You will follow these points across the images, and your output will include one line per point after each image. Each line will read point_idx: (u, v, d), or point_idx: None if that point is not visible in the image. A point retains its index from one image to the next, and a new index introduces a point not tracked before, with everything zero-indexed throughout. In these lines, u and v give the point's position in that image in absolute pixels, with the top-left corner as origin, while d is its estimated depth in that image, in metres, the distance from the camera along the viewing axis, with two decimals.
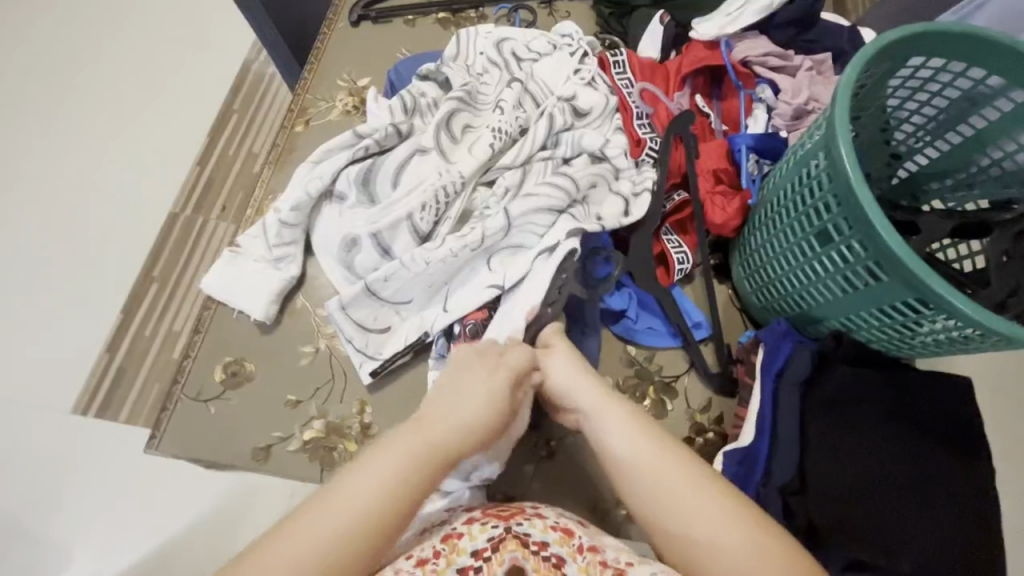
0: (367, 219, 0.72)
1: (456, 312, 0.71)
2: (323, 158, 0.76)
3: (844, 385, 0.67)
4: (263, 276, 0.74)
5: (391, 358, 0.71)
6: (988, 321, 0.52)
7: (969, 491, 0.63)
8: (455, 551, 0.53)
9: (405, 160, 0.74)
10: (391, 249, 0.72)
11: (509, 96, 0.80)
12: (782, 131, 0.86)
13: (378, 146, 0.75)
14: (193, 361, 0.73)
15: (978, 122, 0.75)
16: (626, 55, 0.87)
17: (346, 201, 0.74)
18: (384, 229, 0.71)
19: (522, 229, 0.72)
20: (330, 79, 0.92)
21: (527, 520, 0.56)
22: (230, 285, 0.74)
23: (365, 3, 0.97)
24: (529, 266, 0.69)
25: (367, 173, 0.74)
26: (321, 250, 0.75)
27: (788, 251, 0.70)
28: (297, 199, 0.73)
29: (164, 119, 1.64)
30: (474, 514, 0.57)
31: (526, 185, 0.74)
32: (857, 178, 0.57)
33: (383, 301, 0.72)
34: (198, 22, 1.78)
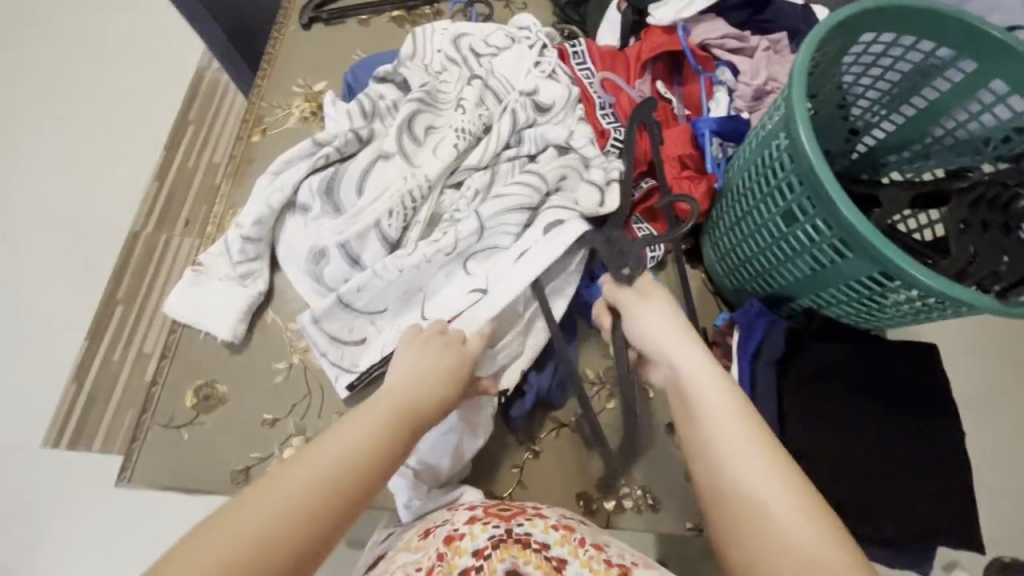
0: (334, 229, 0.70)
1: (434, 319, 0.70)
2: (284, 168, 0.74)
3: (818, 361, 0.68)
4: (229, 293, 0.72)
5: (368, 370, 0.70)
6: (950, 292, 0.53)
7: (944, 452, 0.65)
8: (458, 553, 0.53)
9: (369, 166, 0.72)
10: (361, 258, 0.70)
11: (470, 94, 0.78)
12: (744, 112, 0.87)
13: (339, 153, 0.73)
14: (162, 387, 0.70)
15: (930, 93, 0.77)
16: (585, 45, 0.87)
17: (310, 212, 0.72)
18: (352, 239, 0.69)
19: (495, 230, 0.71)
20: (285, 85, 0.89)
21: (528, 520, 0.56)
22: (195, 306, 0.72)
23: (315, 4, 0.94)
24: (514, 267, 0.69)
25: (330, 183, 0.72)
26: (286, 261, 0.73)
27: (756, 233, 0.71)
28: (259, 213, 0.71)
29: (114, 133, 1.57)
30: (475, 513, 0.57)
31: (495, 186, 0.74)
32: (816, 158, 0.57)
33: (357, 311, 0.70)
34: (140, 29, 1.70)
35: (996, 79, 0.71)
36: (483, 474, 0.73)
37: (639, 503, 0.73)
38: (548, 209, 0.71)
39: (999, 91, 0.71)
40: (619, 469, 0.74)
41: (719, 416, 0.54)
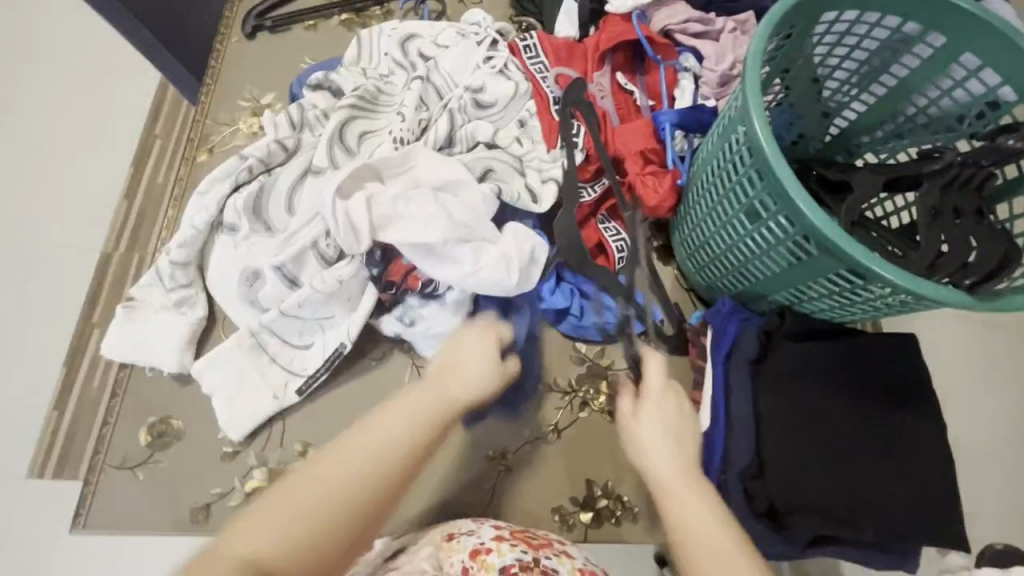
0: (269, 250, 0.70)
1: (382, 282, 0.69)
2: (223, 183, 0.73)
3: (790, 362, 0.66)
4: (167, 328, 0.70)
5: (313, 376, 0.69)
6: (917, 287, 0.52)
7: (928, 448, 0.63)
8: (482, 564, 0.51)
9: (297, 181, 0.70)
10: (298, 278, 0.69)
11: (410, 97, 0.76)
12: (710, 99, 0.84)
13: (262, 164, 0.72)
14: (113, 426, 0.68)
15: (899, 70, 0.73)
16: (536, 38, 0.82)
17: (238, 232, 0.71)
18: (287, 262, 0.68)
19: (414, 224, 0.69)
20: (231, 101, 0.86)
21: (555, 555, 0.53)
22: (136, 343, 0.69)
23: (258, 12, 0.90)
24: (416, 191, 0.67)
25: (256, 199, 0.70)
26: (219, 288, 0.71)
27: (722, 229, 0.68)
28: (185, 236, 0.70)
29: (32, 132, 1.34)
30: (502, 532, 0.55)
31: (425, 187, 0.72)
32: (775, 154, 0.55)
33: (304, 318, 0.69)
34: (53, 10, 1.45)
35: (968, 52, 0.67)
36: (454, 496, 0.71)
37: (618, 514, 0.71)
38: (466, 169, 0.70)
39: (970, 64, 0.68)
40: (595, 479, 0.72)
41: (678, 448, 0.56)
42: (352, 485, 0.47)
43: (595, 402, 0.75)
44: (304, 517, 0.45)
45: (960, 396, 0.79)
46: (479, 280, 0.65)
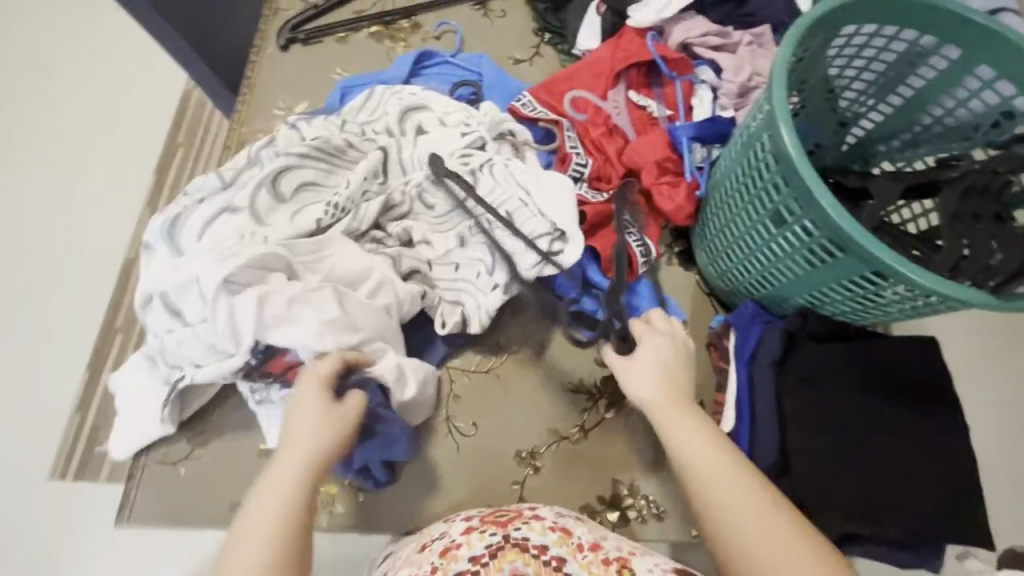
0: (166, 272, 0.63)
1: (241, 325, 0.59)
2: (152, 247, 0.67)
3: (813, 362, 0.68)
4: (158, 396, 0.66)
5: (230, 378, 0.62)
6: (940, 287, 0.54)
7: (950, 448, 0.64)
8: (452, 560, 0.51)
9: (213, 216, 0.67)
10: (180, 311, 0.62)
11: (366, 165, 0.72)
12: (728, 109, 0.86)
13: (196, 199, 0.69)
14: (127, 420, 0.67)
15: (916, 82, 0.75)
16: (530, 95, 0.87)
17: (153, 251, 0.67)
18: (171, 291, 0.62)
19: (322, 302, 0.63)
20: (265, 110, 0.89)
21: (525, 524, 0.53)
22: (132, 402, 0.67)
23: (292, 25, 0.94)
24: (208, 350, 0.61)
25: (174, 223, 0.67)
26: (145, 303, 0.64)
27: (746, 234, 0.70)
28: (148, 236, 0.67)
29: (57, 141, 1.36)
30: (471, 523, 0.55)
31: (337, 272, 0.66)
32: (802, 159, 0.57)
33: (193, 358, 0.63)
34: (77, 20, 1.47)
35: (983, 64, 0.70)
36: (484, 492, 0.72)
37: (641, 513, 0.72)
38: (274, 270, 0.62)
39: (986, 76, 0.70)
40: (621, 479, 0.73)
41: (677, 414, 0.57)
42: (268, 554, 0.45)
43: (621, 403, 0.76)
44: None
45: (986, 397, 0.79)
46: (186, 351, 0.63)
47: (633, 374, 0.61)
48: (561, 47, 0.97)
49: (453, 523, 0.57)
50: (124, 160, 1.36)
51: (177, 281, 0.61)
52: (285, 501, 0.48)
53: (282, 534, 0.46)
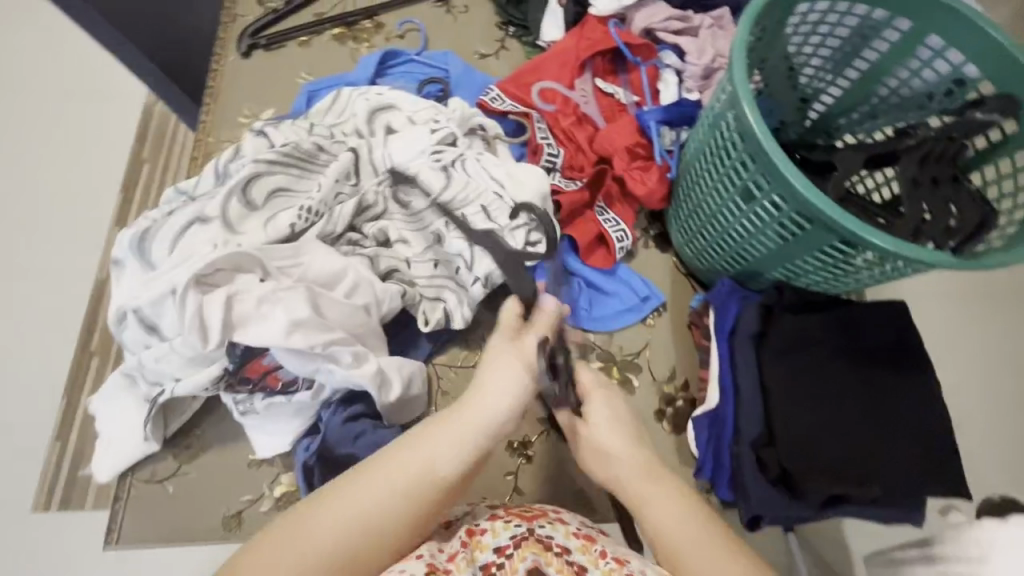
0: (138, 288, 0.62)
1: (216, 332, 0.58)
2: (122, 263, 0.66)
3: (790, 331, 0.70)
4: (139, 414, 0.65)
5: (213, 388, 0.61)
6: (905, 250, 0.55)
7: (927, 407, 0.66)
8: (478, 548, 0.52)
9: (184, 228, 0.65)
10: (157, 325, 0.62)
11: (337, 168, 0.72)
12: (694, 92, 0.87)
13: (164, 213, 0.67)
14: (109, 440, 0.66)
15: (871, 55, 0.78)
16: (498, 88, 0.87)
17: (124, 268, 0.65)
18: (146, 306, 0.61)
19: (295, 304, 0.60)
20: (230, 118, 0.88)
21: (550, 522, 0.54)
22: (112, 423, 0.66)
23: (252, 31, 0.93)
24: (189, 362, 0.61)
25: (143, 238, 0.65)
26: (118, 321, 0.63)
27: (719, 212, 0.71)
28: (117, 253, 0.66)
29: (15, 163, 1.32)
30: (497, 510, 0.55)
31: (312, 275, 0.64)
32: (766, 135, 0.59)
33: (173, 373, 0.62)
34: (24, 37, 1.42)
35: (932, 35, 0.72)
36: (478, 486, 0.72)
37: None
38: (248, 275, 0.62)
39: (936, 46, 0.72)
40: None
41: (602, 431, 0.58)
42: (389, 503, 0.48)
43: None
44: (355, 519, 0.47)
45: (964, 353, 0.82)
46: (166, 366, 0.62)
47: (612, 439, 0.57)
48: (526, 39, 0.97)
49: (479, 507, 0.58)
50: (87, 180, 1.32)
51: (150, 293, 0.60)
52: (416, 470, 0.49)
53: (407, 495, 0.48)
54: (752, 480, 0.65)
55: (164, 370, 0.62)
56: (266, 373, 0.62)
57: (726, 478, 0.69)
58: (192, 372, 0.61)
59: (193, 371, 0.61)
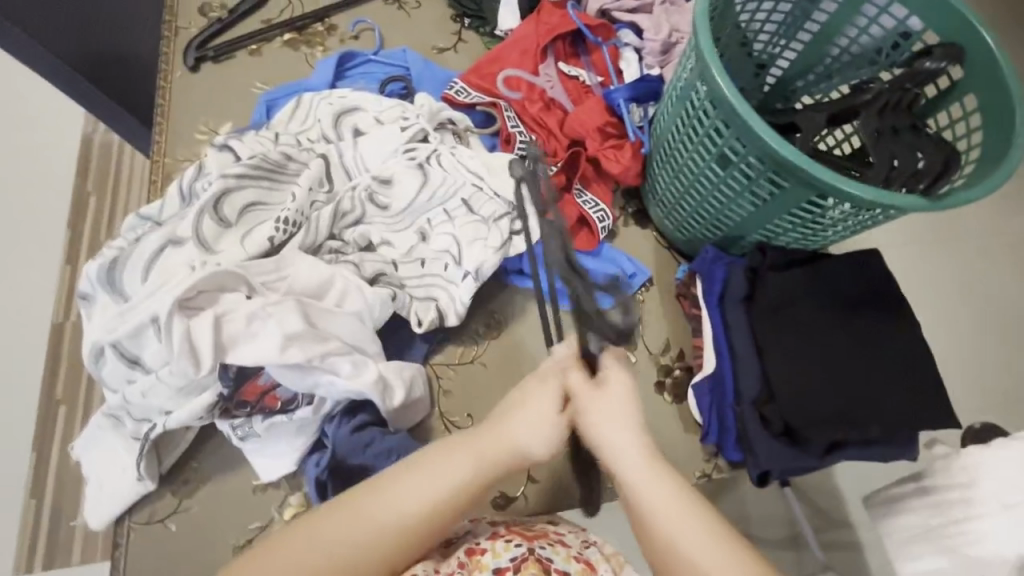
0: (111, 321, 0.58)
1: (208, 357, 0.55)
2: (91, 296, 0.62)
3: (778, 289, 0.72)
4: (129, 454, 0.61)
5: (207, 416, 0.59)
6: (879, 198, 0.58)
7: (912, 347, 0.69)
8: (478, 567, 0.51)
9: (154, 253, 0.62)
10: (140, 358, 0.59)
11: (309, 175, 0.70)
12: (656, 67, 0.88)
13: (131, 240, 0.64)
14: (100, 484, 0.62)
15: (820, 16, 0.80)
16: (462, 81, 0.87)
17: (94, 303, 0.62)
18: (125, 339, 0.57)
19: (281, 317, 0.58)
20: (186, 136, 0.84)
21: (550, 544, 0.53)
22: (101, 467, 0.62)
23: (198, 43, 0.89)
24: (178, 394, 0.58)
25: (110, 268, 0.61)
26: (95, 359, 0.59)
27: (697, 181, 0.72)
28: (84, 287, 0.62)
29: None
30: (498, 529, 0.55)
31: (298, 287, 0.62)
32: (738, 99, 0.60)
33: (162, 406, 0.59)
34: None
35: None
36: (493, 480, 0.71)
37: None
38: (231, 294, 0.59)
39: (880, 2, 0.75)
40: None
41: (599, 417, 0.54)
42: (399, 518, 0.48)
43: None
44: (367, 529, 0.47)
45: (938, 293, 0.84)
46: (153, 400, 0.58)
47: (604, 434, 0.54)
48: (483, 30, 0.96)
49: (481, 523, 0.57)
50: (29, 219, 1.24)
51: (129, 324, 0.57)
52: (430, 493, 0.49)
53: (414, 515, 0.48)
54: (757, 436, 0.67)
55: (151, 404, 0.59)
56: (263, 394, 0.60)
57: (732, 439, 0.72)
58: (184, 403, 0.58)
59: (185, 402, 0.58)
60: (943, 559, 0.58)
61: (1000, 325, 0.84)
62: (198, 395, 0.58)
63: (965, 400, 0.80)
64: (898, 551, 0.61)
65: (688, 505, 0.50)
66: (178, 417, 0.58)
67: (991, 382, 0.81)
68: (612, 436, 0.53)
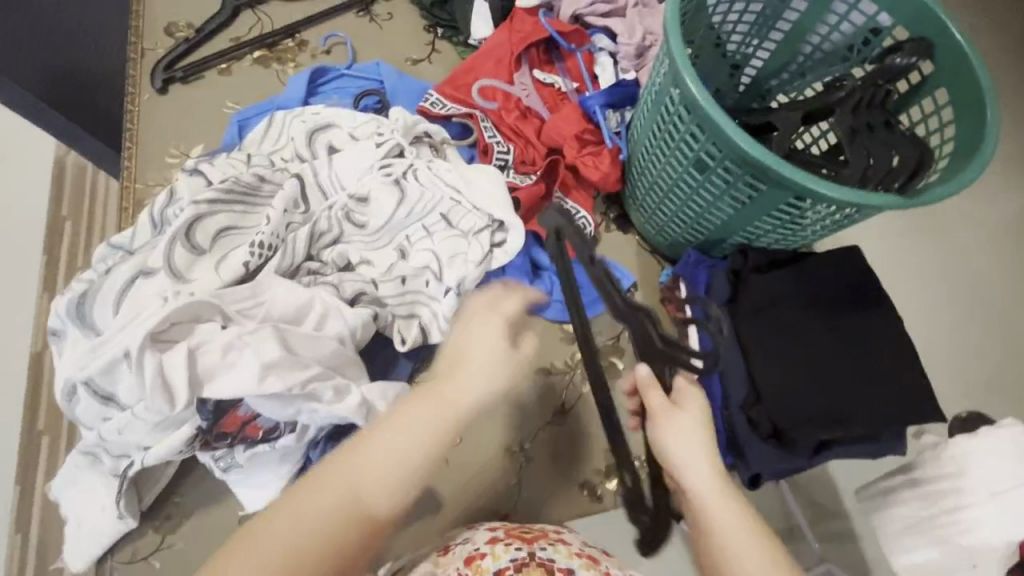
0: (83, 357, 0.57)
1: (183, 391, 0.54)
2: (62, 332, 0.60)
3: (762, 291, 0.72)
4: (108, 493, 0.60)
5: (185, 451, 0.57)
6: (857, 197, 0.57)
7: (897, 342, 0.69)
8: (478, 571, 0.50)
9: (125, 285, 0.61)
10: (114, 394, 0.57)
11: (283, 197, 0.68)
12: (631, 71, 0.87)
13: (101, 272, 0.62)
14: (78, 525, 0.60)
15: (791, 15, 0.81)
16: (437, 92, 0.86)
17: (65, 339, 0.60)
18: (98, 375, 0.56)
19: (257, 346, 0.56)
20: (157, 159, 0.82)
21: (551, 545, 0.52)
22: (80, 507, 0.61)
23: (165, 64, 0.87)
24: (156, 429, 0.56)
25: (80, 303, 0.60)
26: (68, 397, 0.58)
27: (676, 185, 0.72)
28: (54, 323, 0.60)
29: None
30: (496, 533, 0.54)
31: (275, 313, 0.61)
32: (710, 104, 0.59)
33: (140, 442, 0.57)
34: None
35: None
36: (482, 498, 0.71)
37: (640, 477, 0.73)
38: (205, 325, 0.57)
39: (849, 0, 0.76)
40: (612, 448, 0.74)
41: (671, 427, 0.56)
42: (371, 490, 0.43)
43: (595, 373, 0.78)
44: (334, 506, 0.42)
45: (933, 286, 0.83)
46: (130, 437, 0.57)
47: (672, 443, 0.55)
48: (457, 40, 0.95)
49: (478, 530, 0.56)
50: None
51: (100, 361, 0.56)
52: (401, 457, 0.44)
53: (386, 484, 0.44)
54: (746, 440, 0.67)
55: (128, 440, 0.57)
56: (244, 424, 0.59)
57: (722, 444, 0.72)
58: (162, 438, 0.57)
59: (163, 437, 0.57)
60: (934, 550, 0.58)
61: (984, 314, 0.84)
62: (176, 430, 0.57)
63: (953, 391, 0.80)
64: (892, 544, 0.62)
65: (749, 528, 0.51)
66: (157, 452, 0.57)
67: (977, 371, 0.82)
68: (681, 445, 0.55)
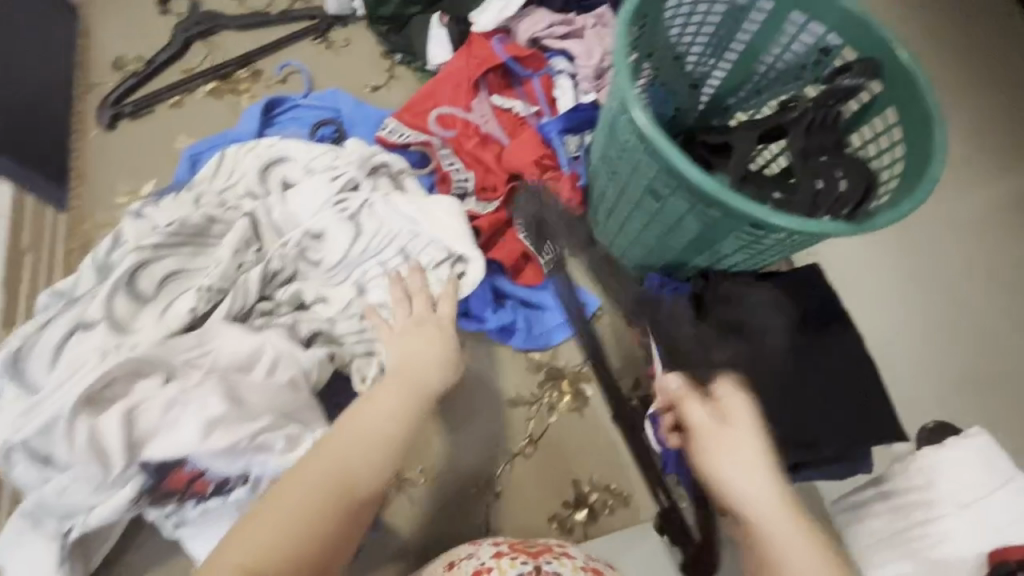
0: (19, 416, 0.54)
1: (119, 453, 0.53)
2: None
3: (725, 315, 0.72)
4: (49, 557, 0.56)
5: (125, 514, 0.55)
6: (807, 226, 0.58)
7: (855, 362, 0.69)
8: None
9: (62, 339, 0.58)
10: (50, 455, 0.54)
11: (234, 237, 0.66)
12: (591, 93, 0.87)
13: (39, 324, 0.60)
14: None
15: (745, 35, 0.81)
16: (394, 120, 0.85)
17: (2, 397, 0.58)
18: (32, 437, 0.53)
19: (199, 402, 0.56)
20: (108, 199, 0.82)
21: (556, 558, 0.51)
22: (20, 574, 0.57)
23: (113, 100, 0.85)
24: (95, 492, 0.55)
25: (15, 359, 0.57)
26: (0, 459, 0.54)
27: (636, 211, 0.72)
28: None
29: None
30: (501, 548, 0.53)
31: (222, 362, 0.59)
32: (660, 134, 0.59)
33: (81, 504, 0.55)
34: None
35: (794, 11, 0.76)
36: (451, 531, 0.73)
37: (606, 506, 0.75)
38: (144, 384, 0.56)
39: (800, 20, 0.76)
40: (580, 478, 0.76)
41: (719, 441, 0.52)
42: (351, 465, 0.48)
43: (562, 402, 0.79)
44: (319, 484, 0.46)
45: None
46: (70, 500, 0.55)
47: (722, 460, 0.51)
48: (415, 65, 0.94)
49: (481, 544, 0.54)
50: None
51: (34, 423, 0.53)
52: (378, 434, 0.50)
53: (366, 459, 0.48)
54: None
55: (69, 500, 0.55)
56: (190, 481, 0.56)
57: None
58: (103, 500, 0.55)
59: (104, 498, 0.55)
60: (907, 564, 0.53)
61: None
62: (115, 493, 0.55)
63: None
64: (867, 556, 0.55)
65: (810, 538, 0.47)
66: (98, 514, 0.55)
67: None
68: (732, 460, 0.51)
